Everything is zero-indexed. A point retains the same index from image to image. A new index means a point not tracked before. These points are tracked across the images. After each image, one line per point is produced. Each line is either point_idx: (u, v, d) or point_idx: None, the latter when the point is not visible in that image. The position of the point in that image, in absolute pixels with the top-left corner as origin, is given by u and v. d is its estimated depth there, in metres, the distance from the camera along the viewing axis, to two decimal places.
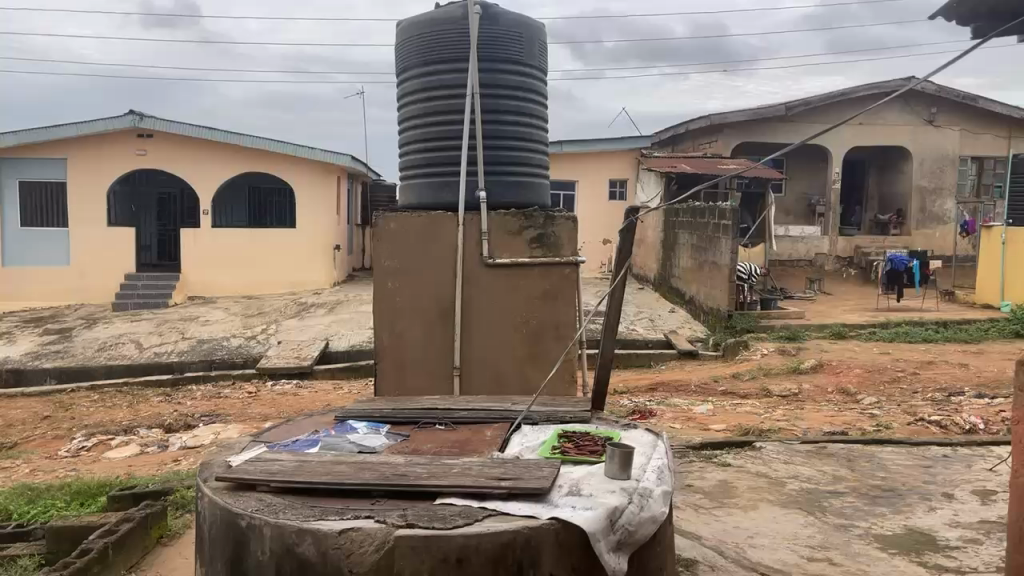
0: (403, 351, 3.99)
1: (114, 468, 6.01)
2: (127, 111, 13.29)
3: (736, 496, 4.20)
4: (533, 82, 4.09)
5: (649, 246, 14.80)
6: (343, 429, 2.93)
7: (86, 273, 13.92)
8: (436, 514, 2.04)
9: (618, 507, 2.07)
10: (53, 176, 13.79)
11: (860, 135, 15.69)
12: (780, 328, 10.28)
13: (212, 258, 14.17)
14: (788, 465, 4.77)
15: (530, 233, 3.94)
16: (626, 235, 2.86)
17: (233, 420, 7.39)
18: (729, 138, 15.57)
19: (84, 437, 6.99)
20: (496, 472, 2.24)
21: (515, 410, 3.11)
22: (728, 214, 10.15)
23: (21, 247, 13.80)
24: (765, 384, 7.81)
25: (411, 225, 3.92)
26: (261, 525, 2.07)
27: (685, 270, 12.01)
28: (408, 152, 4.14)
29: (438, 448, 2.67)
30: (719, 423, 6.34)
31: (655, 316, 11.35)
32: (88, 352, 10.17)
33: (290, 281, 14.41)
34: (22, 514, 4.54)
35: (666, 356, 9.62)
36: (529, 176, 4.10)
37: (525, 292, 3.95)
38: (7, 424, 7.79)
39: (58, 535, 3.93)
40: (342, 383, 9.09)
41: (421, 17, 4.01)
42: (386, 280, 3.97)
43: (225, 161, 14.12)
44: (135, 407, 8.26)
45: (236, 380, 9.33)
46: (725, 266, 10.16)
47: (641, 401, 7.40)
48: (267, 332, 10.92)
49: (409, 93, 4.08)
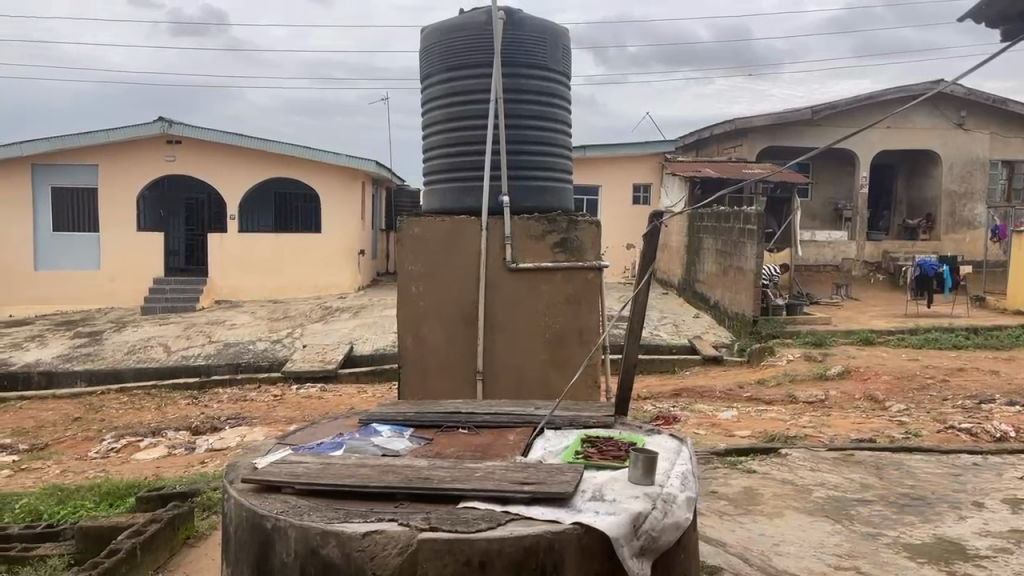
0: (426, 355, 4.01)
1: (141, 469, 6.08)
2: (157, 117, 13.51)
3: (761, 503, 4.16)
4: (557, 87, 4.10)
5: (673, 251, 14.74)
6: (367, 432, 2.96)
7: (116, 277, 14.14)
8: (459, 517, 2.05)
9: (642, 513, 2.07)
10: (83, 182, 14.05)
11: (888, 139, 15.52)
12: (807, 334, 10.19)
13: (238, 262, 14.31)
14: (815, 472, 4.72)
15: (553, 237, 3.96)
16: (650, 238, 2.85)
17: (259, 423, 7.45)
18: (755, 142, 15.46)
19: (113, 438, 7.11)
20: (520, 476, 2.25)
21: (538, 414, 3.11)
22: (753, 218, 10.09)
23: (53, 252, 14.07)
24: (791, 390, 7.73)
25: (435, 229, 3.93)
26: (286, 526, 2.09)
27: (710, 275, 11.95)
28: (431, 157, 4.17)
29: (462, 451, 2.68)
30: (744, 429, 6.29)
31: (679, 321, 11.30)
32: (118, 355, 10.33)
33: (316, 284, 14.54)
34: (52, 514, 4.62)
35: (690, 362, 9.56)
36: (553, 180, 4.11)
37: (549, 297, 3.95)
38: (38, 426, 7.93)
39: (86, 535, 3.99)
40: (367, 386, 9.15)
41: (444, 23, 4.04)
42: (410, 285, 3.99)
43: (252, 166, 14.30)
44: (162, 409, 8.39)
45: (262, 383, 9.43)
46: (750, 271, 10.10)
47: (665, 407, 7.36)
48: (292, 335, 11.05)
49: (432, 98, 4.11)
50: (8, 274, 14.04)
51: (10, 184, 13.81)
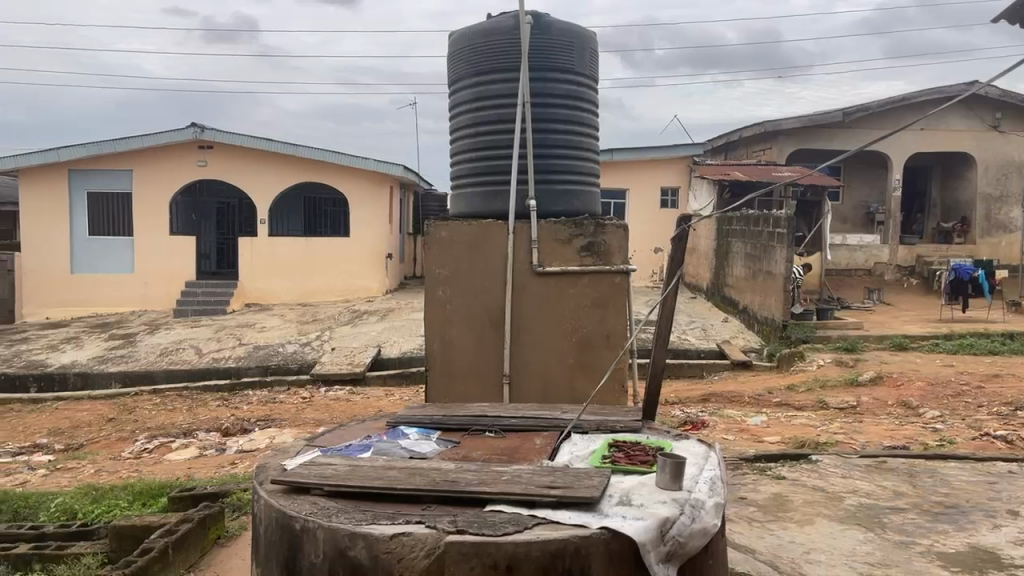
0: (452, 358, 4.02)
1: (174, 470, 6.18)
2: (189, 123, 13.73)
3: (791, 510, 4.11)
4: (586, 91, 4.10)
5: (701, 255, 14.64)
6: (395, 434, 2.98)
7: (149, 281, 14.38)
8: (486, 521, 2.05)
9: (670, 518, 2.05)
10: (118, 187, 14.30)
11: (921, 141, 15.29)
12: (838, 340, 10.05)
13: (268, 266, 14.47)
14: (846, 479, 4.65)
15: (580, 241, 3.96)
16: (678, 243, 2.84)
17: (288, 425, 7.53)
18: (784, 145, 15.30)
19: (147, 439, 7.23)
20: (547, 480, 2.24)
21: (565, 418, 3.11)
22: (783, 222, 9.98)
23: (89, 255, 14.34)
24: (822, 396, 7.63)
25: (462, 233, 3.95)
26: (315, 528, 2.11)
27: (739, 279, 11.84)
28: (459, 162, 4.18)
29: (489, 455, 2.68)
30: (773, 435, 6.22)
31: (707, 326, 11.20)
32: (151, 357, 10.49)
33: (345, 288, 14.68)
34: (87, 513, 4.71)
35: (719, 367, 9.48)
36: (580, 184, 4.10)
37: (576, 301, 3.93)
38: (74, 426, 8.08)
39: (120, 535, 4.05)
40: (394, 390, 9.19)
41: (472, 28, 4.06)
42: (437, 289, 4.01)
43: (282, 171, 14.46)
44: (194, 411, 8.50)
45: (291, 386, 9.53)
46: (780, 275, 9.99)
47: (693, 412, 7.30)
48: (321, 338, 11.16)
49: (461, 102, 4.13)
50: (46, 278, 14.31)
51: (48, 190, 14.13)
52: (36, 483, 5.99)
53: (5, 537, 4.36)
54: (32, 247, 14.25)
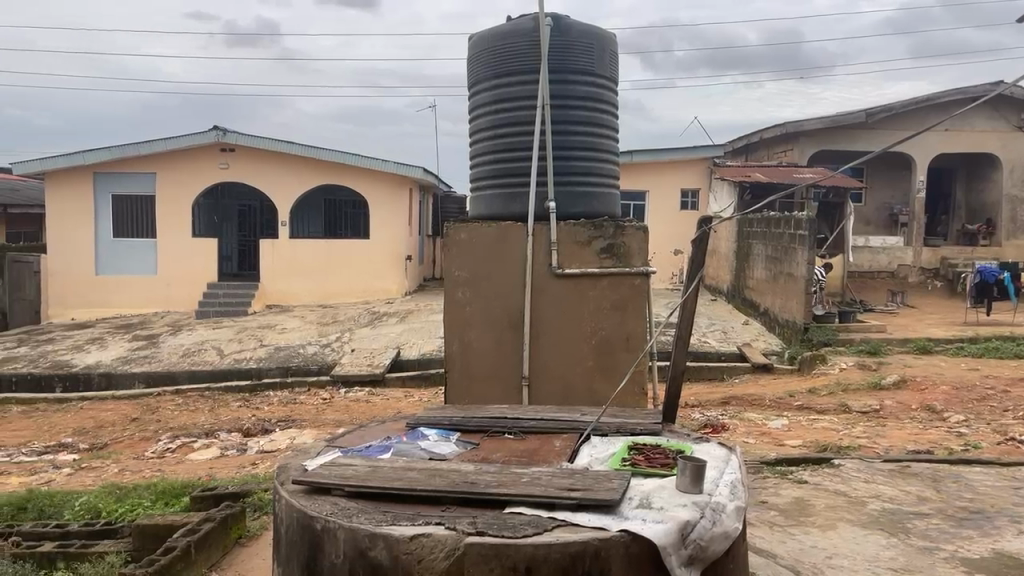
0: (471, 360, 4.02)
1: (197, 469, 6.24)
2: (211, 127, 13.88)
3: (813, 515, 4.07)
4: (605, 93, 4.09)
5: (722, 257, 14.56)
6: (415, 435, 2.98)
7: (172, 282, 14.54)
8: (506, 522, 2.05)
9: (690, 521, 2.04)
10: (142, 190, 14.48)
11: (946, 142, 15.12)
12: (860, 342, 9.94)
13: (288, 268, 14.58)
14: (869, 484, 4.60)
15: (599, 243, 3.94)
16: (698, 245, 2.83)
17: (308, 425, 7.57)
18: (805, 147, 15.18)
19: (169, 439, 7.30)
20: (567, 482, 2.24)
21: (585, 421, 3.10)
22: (804, 224, 9.91)
23: (114, 257, 14.51)
24: (844, 400, 7.55)
25: (482, 236, 3.95)
26: (335, 528, 2.12)
27: (760, 281, 11.75)
28: (478, 163, 4.19)
29: (509, 456, 2.69)
30: (795, 439, 6.17)
31: (728, 329, 11.12)
32: (174, 358, 10.60)
33: (364, 289, 14.74)
34: (111, 512, 4.77)
35: (739, 370, 9.41)
36: (599, 186, 4.09)
37: (595, 303, 3.93)
38: (98, 426, 8.18)
39: (143, 534, 4.09)
40: (414, 391, 9.23)
41: (492, 30, 4.07)
42: (456, 291, 4.02)
43: (302, 174, 14.57)
44: (216, 412, 8.58)
45: (312, 387, 9.59)
46: (801, 277, 9.91)
47: (713, 415, 7.26)
48: (341, 339, 11.21)
49: (480, 105, 4.14)
50: (71, 279, 14.49)
51: (73, 193, 14.32)
52: (61, 482, 6.07)
53: (32, 535, 4.42)
54: (58, 249, 14.44)
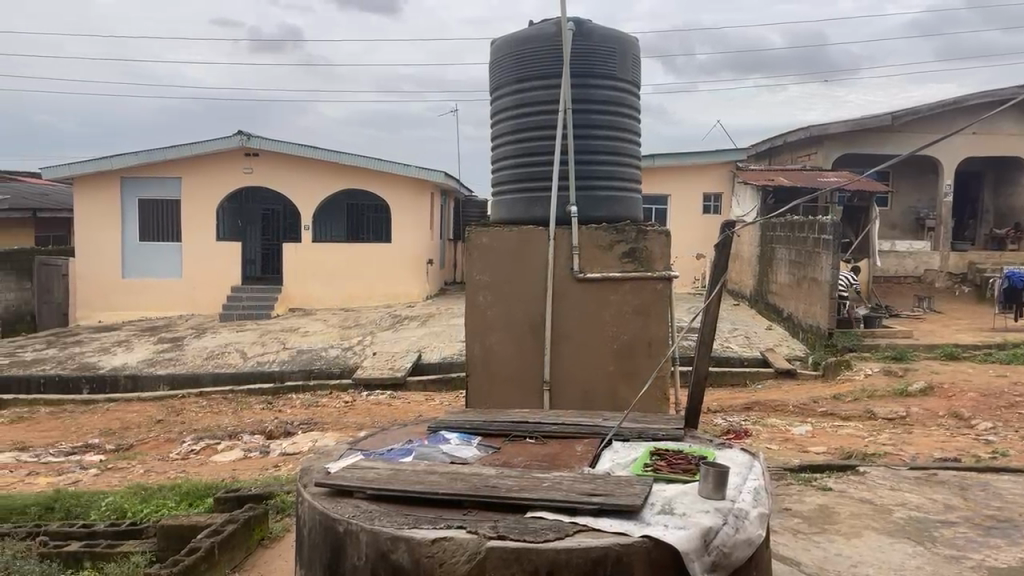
0: (492, 363, 4.03)
1: (219, 470, 6.33)
2: (236, 132, 14.03)
3: (838, 523, 4.02)
4: (627, 97, 4.08)
5: (744, 261, 14.45)
6: (436, 439, 2.99)
7: (197, 285, 14.70)
8: (527, 526, 2.05)
9: (713, 528, 2.03)
10: (167, 194, 14.66)
11: (974, 145, 14.92)
12: (886, 348, 9.81)
13: (311, 271, 14.69)
14: (895, 491, 4.54)
15: (621, 248, 3.93)
16: (722, 249, 2.81)
17: (329, 428, 7.62)
18: (830, 150, 15.03)
19: (193, 441, 7.37)
20: (588, 487, 2.23)
21: (606, 426, 3.08)
22: (828, 228, 9.82)
23: (140, 261, 14.70)
24: (869, 406, 7.45)
25: (504, 240, 3.96)
26: (357, 531, 2.13)
27: (783, 286, 11.64)
28: (500, 167, 4.20)
29: (530, 461, 2.69)
30: (819, 445, 6.11)
31: (751, 334, 11.03)
32: (198, 360, 10.73)
33: (385, 293, 14.82)
34: (136, 512, 4.83)
35: (762, 375, 9.33)
36: (621, 190, 4.08)
37: (616, 308, 3.91)
38: (124, 427, 8.29)
39: (168, 534, 4.14)
40: (435, 395, 9.25)
41: (515, 34, 4.08)
42: (478, 294, 4.03)
43: (325, 178, 14.68)
44: (240, 414, 8.64)
45: (334, 390, 9.64)
46: (825, 282, 9.81)
47: (735, 421, 7.20)
48: (362, 343, 11.27)
49: (502, 110, 4.15)
50: (99, 282, 14.70)
51: (101, 197, 14.54)
52: (88, 483, 6.15)
53: (59, 535, 4.48)
54: (86, 252, 14.66)
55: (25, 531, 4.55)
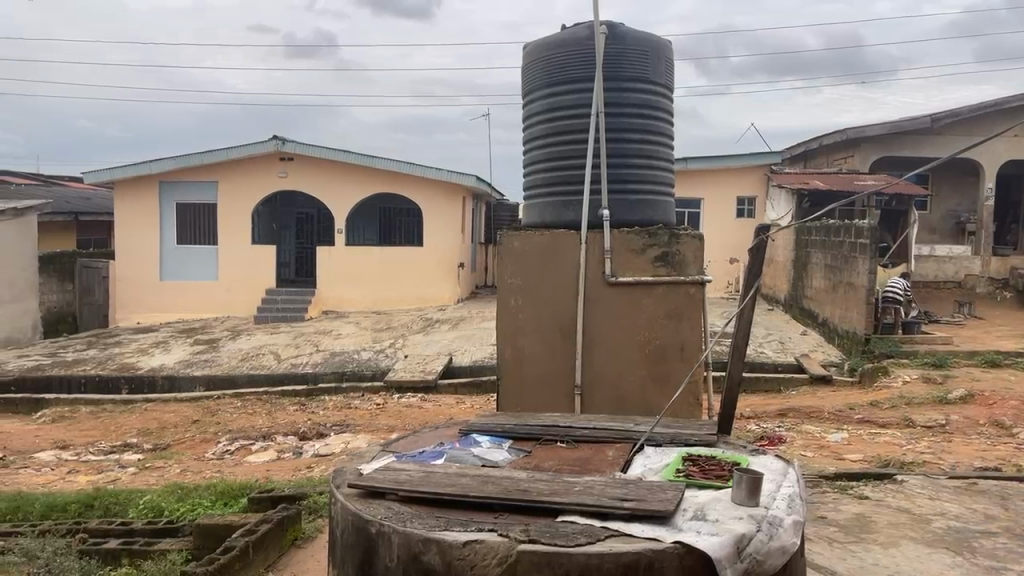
0: (524, 366, 4.04)
1: (253, 471, 6.42)
2: (271, 136, 14.21)
3: (875, 532, 3.95)
4: (660, 100, 4.06)
5: (779, 266, 14.24)
6: (468, 442, 3.00)
7: (232, 288, 14.92)
8: (558, 531, 2.04)
9: (746, 535, 2.01)
10: (204, 198, 14.91)
11: (1017, 147, 14.58)
12: (925, 354, 9.59)
13: (344, 274, 14.83)
14: (933, 501, 4.45)
15: (654, 251, 3.91)
16: (757, 253, 2.78)
17: (362, 430, 7.67)
18: (867, 153, 14.79)
19: (229, 441, 7.48)
20: (620, 492, 2.22)
21: (638, 431, 3.07)
22: (866, 232, 9.66)
23: (177, 263, 14.96)
24: (908, 414, 7.31)
25: (536, 243, 3.96)
26: (389, 532, 2.14)
27: (819, 291, 11.48)
28: (532, 171, 4.20)
29: (561, 465, 2.68)
30: (855, 453, 6.01)
31: (785, 339, 10.89)
32: (234, 361, 10.88)
33: (416, 297, 14.93)
34: (173, 511, 4.90)
35: (797, 381, 9.20)
36: (654, 194, 4.06)
37: (649, 312, 3.88)
38: (161, 427, 8.44)
39: (203, 532, 4.21)
40: (465, 398, 9.27)
41: (548, 39, 4.08)
42: (510, 297, 4.05)
43: (358, 183, 14.81)
44: (274, 415, 8.75)
45: (366, 391, 9.70)
46: (863, 287, 9.65)
47: (769, 427, 7.12)
48: (394, 346, 11.35)
49: (535, 114, 4.15)
50: (137, 283, 14.97)
51: (140, 200, 14.82)
52: (127, 482, 6.27)
53: (98, 533, 4.58)
54: (125, 254, 14.95)
55: (65, 528, 4.65)
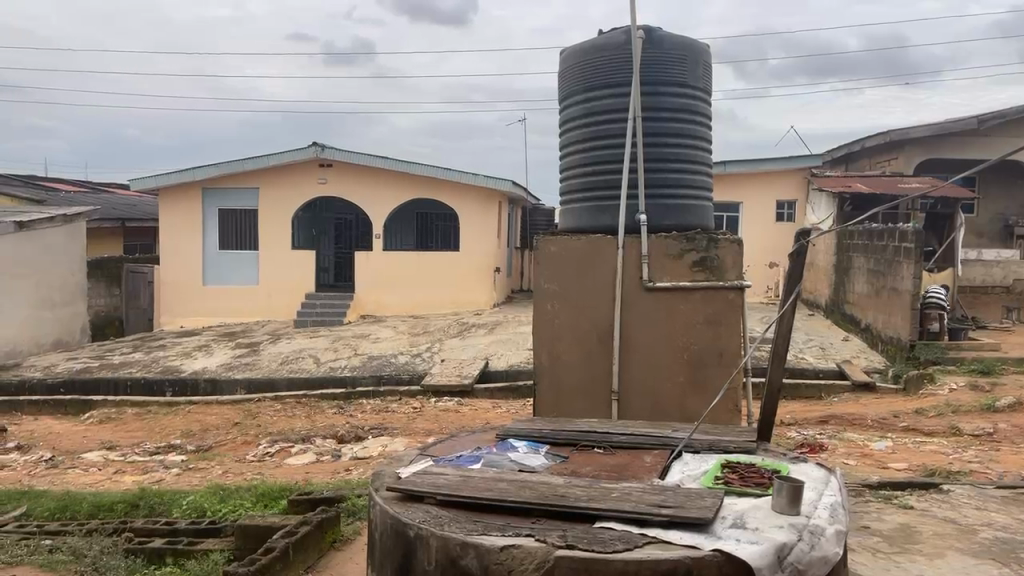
0: (560, 373, 4.03)
1: (293, 473, 6.51)
2: (311, 143, 14.43)
3: (920, 542, 3.87)
4: (698, 104, 4.03)
5: (820, 270, 14.01)
6: (504, 447, 3.01)
7: (273, 292, 15.15)
8: (596, 537, 2.04)
9: (787, 544, 1.98)
10: (245, 204, 15.17)
11: None
12: (972, 361, 9.36)
13: (382, 278, 14.96)
14: (981, 511, 4.33)
15: (691, 257, 3.87)
16: (796, 258, 2.75)
17: (400, 434, 7.73)
18: (911, 155, 14.51)
19: (269, 443, 7.61)
20: (658, 499, 2.20)
21: (676, 437, 3.05)
22: (910, 235, 9.47)
23: (219, 268, 15.24)
24: (954, 422, 7.13)
25: (572, 249, 3.96)
26: (428, 536, 2.16)
27: (861, 297, 11.28)
28: (569, 176, 4.20)
29: (598, 471, 2.67)
30: (900, 461, 5.88)
31: (827, 345, 10.71)
32: (273, 365, 11.03)
33: (453, 300, 15.00)
34: (215, 512, 5.00)
35: (839, 389, 9.05)
36: (692, 198, 4.03)
37: (686, 318, 3.85)
38: (203, 429, 8.60)
39: (245, 534, 4.28)
40: (502, 403, 9.30)
41: (585, 44, 4.09)
42: (546, 303, 4.04)
43: (395, 188, 14.94)
44: (313, 418, 8.86)
45: (404, 396, 9.78)
46: (907, 292, 9.46)
47: (811, 434, 7.01)
48: (431, 350, 11.41)
49: (572, 119, 4.15)
50: (180, 287, 15.28)
51: (184, 207, 15.13)
52: (171, 482, 6.41)
53: (144, 532, 4.69)
54: (169, 258, 15.27)
55: (112, 527, 4.77)
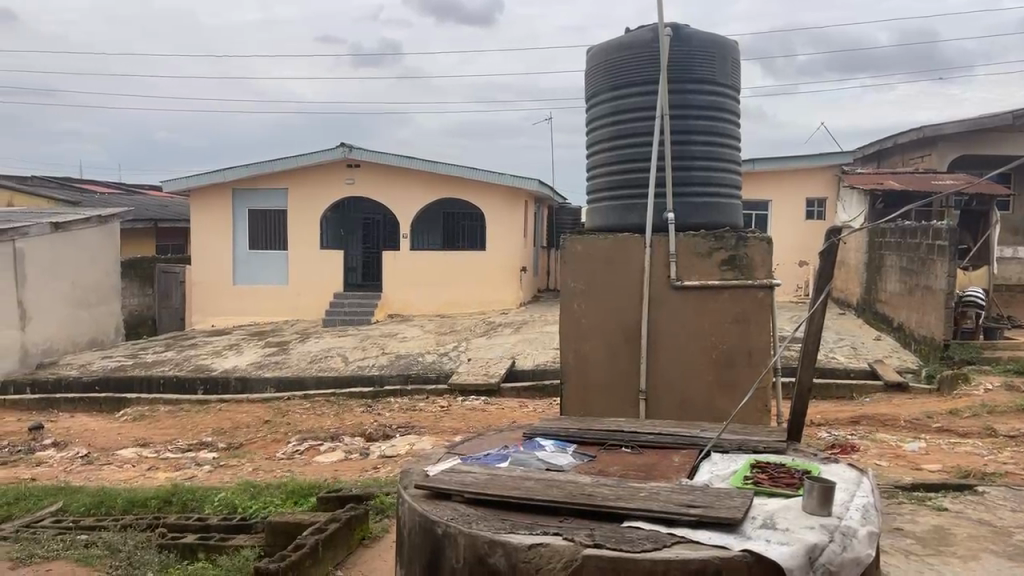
0: (586, 372, 4.02)
1: (322, 470, 6.58)
2: (339, 144, 14.55)
3: (954, 545, 3.80)
4: (727, 101, 4.01)
5: (851, 269, 13.82)
6: (532, 446, 3.01)
7: (301, 292, 15.29)
8: (624, 536, 2.03)
9: (818, 545, 1.96)
10: (274, 204, 15.34)
11: None
12: (1007, 362, 9.17)
13: (409, 278, 15.05)
14: (1017, 514, 4.24)
15: (720, 255, 3.84)
16: (826, 255, 2.72)
17: (426, 432, 7.77)
18: (945, 151, 14.24)
19: (298, 441, 7.68)
20: (686, 498, 2.19)
21: (703, 437, 3.03)
22: (943, 233, 9.30)
23: (249, 268, 15.43)
24: (989, 423, 6.99)
25: (599, 248, 3.94)
26: (455, 534, 2.17)
27: (892, 295, 11.14)
28: (596, 175, 4.19)
29: (625, 470, 2.67)
30: (933, 463, 5.78)
31: (858, 344, 10.56)
32: (302, 364, 11.14)
33: (480, 300, 15.02)
34: (246, 508, 5.06)
35: (870, 389, 8.92)
36: (721, 195, 4.00)
37: (715, 317, 3.83)
38: (234, 427, 8.70)
39: (274, 531, 4.32)
40: (528, 402, 9.31)
41: (611, 42, 4.08)
42: (572, 302, 4.04)
43: (421, 188, 15.01)
44: (341, 417, 8.93)
45: (431, 394, 9.82)
46: (940, 292, 9.28)
47: (841, 435, 6.91)
48: (458, 349, 11.44)
49: (599, 118, 4.14)
50: (211, 287, 15.49)
51: (215, 207, 15.34)
52: (203, 478, 6.52)
53: (176, 527, 4.77)
54: (200, 258, 15.48)
55: (146, 522, 4.86)
